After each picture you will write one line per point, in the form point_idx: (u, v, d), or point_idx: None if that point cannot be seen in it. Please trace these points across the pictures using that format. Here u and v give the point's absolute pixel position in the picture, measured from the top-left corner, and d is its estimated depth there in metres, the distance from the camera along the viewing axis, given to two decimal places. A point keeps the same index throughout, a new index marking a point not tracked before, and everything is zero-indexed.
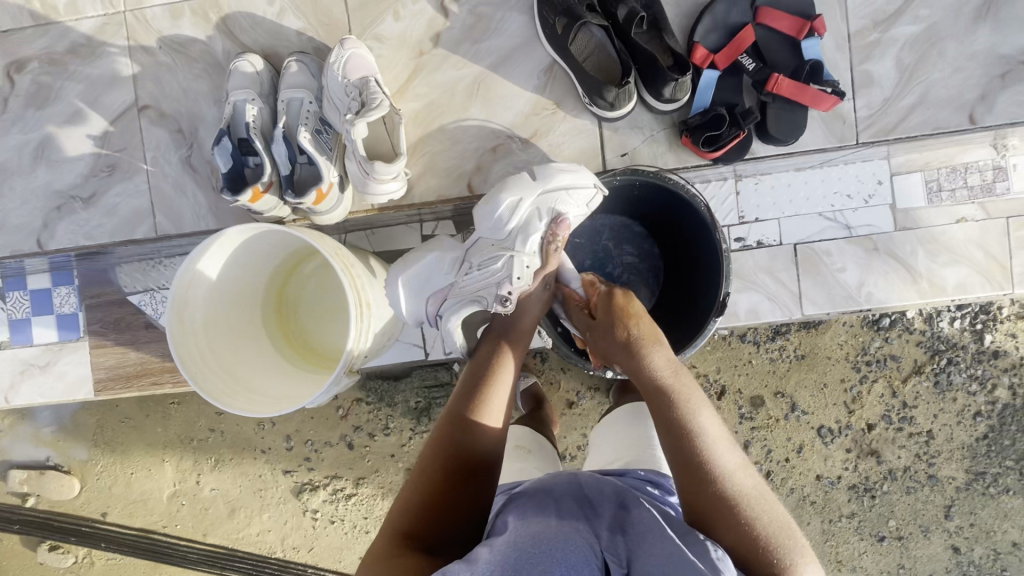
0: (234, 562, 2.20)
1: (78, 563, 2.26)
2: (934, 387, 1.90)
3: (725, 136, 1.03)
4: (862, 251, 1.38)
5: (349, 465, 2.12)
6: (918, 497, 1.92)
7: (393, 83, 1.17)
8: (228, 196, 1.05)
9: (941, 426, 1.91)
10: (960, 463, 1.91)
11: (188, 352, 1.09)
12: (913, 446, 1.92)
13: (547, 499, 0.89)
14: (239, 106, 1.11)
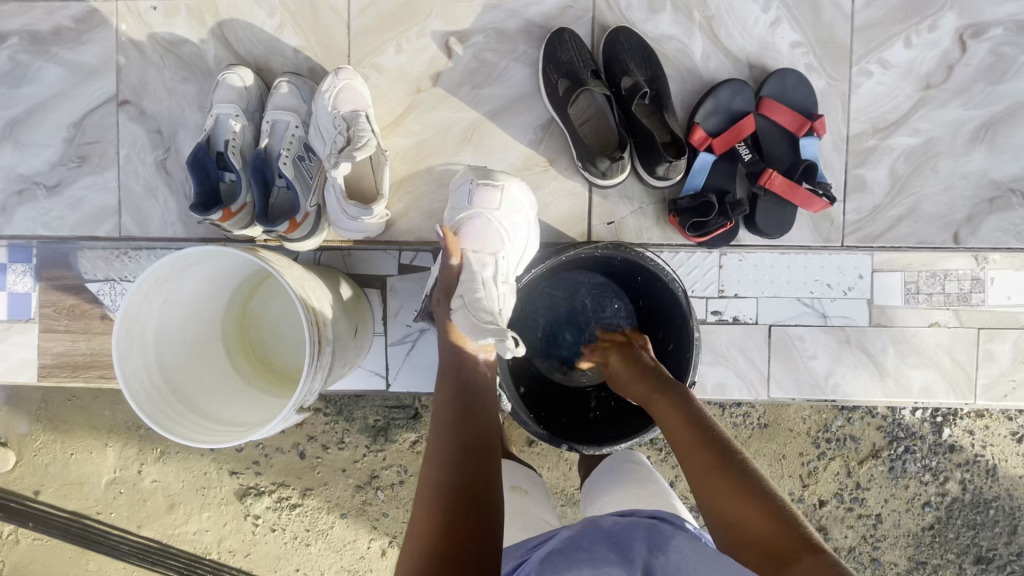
0: (165, 559, 2.13)
1: (3, 539, 2.18)
2: (888, 472, 1.92)
3: (713, 223, 1.02)
4: (834, 341, 1.38)
5: (298, 475, 2.07)
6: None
7: (387, 117, 1.13)
8: (197, 214, 1.00)
9: (890, 511, 1.93)
10: (903, 549, 1.93)
11: (135, 368, 1.04)
12: (861, 527, 1.94)
13: (582, 550, 0.84)
14: (220, 119, 1.06)
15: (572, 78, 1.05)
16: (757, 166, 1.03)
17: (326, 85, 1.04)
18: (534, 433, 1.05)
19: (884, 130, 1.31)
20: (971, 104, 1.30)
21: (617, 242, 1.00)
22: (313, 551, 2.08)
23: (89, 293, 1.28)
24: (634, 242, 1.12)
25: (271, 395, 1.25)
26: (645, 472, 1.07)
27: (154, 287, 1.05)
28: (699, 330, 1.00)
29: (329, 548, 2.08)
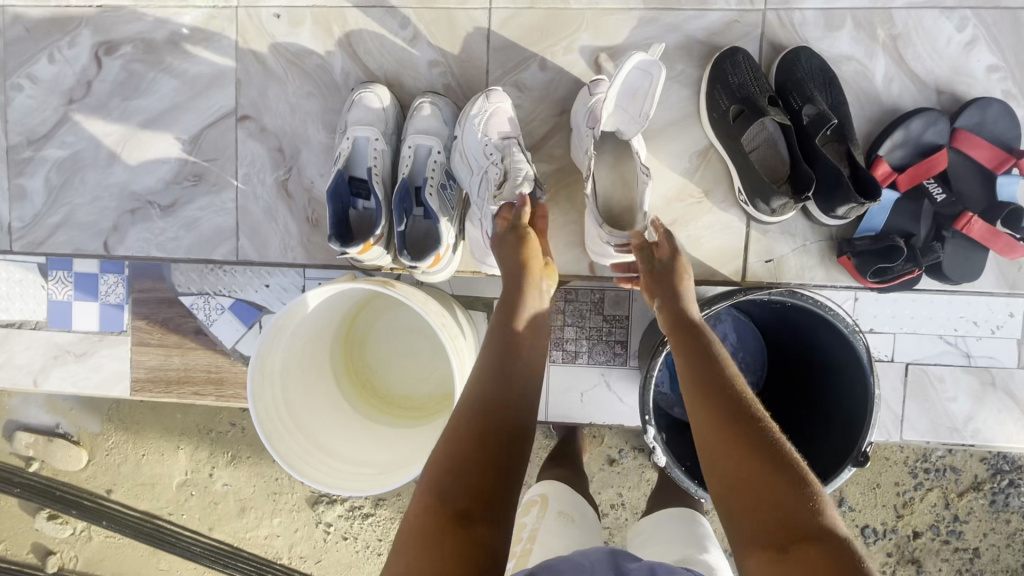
0: (236, 562, 2.12)
1: (76, 537, 2.19)
2: (989, 506, 1.83)
3: (899, 269, 0.94)
4: (977, 383, 1.29)
5: None
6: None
7: (527, 140, 1.05)
8: (336, 246, 0.93)
9: (989, 545, 1.85)
10: None
11: (266, 407, 0.98)
12: (956, 560, 1.86)
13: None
14: (358, 142, 0.99)
15: (744, 104, 0.96)
16: (954, 209, 0.99)
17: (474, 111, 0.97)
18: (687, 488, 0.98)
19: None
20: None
21: (795, 288, 0.91)
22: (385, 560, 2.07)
23: (185, 308, 1.22)
24: (792, 282, 1.04)
25: (381, 424, 1.19)
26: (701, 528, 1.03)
27: (286, 322, 0.99)
28: (879, 386, 0.92)
29: None
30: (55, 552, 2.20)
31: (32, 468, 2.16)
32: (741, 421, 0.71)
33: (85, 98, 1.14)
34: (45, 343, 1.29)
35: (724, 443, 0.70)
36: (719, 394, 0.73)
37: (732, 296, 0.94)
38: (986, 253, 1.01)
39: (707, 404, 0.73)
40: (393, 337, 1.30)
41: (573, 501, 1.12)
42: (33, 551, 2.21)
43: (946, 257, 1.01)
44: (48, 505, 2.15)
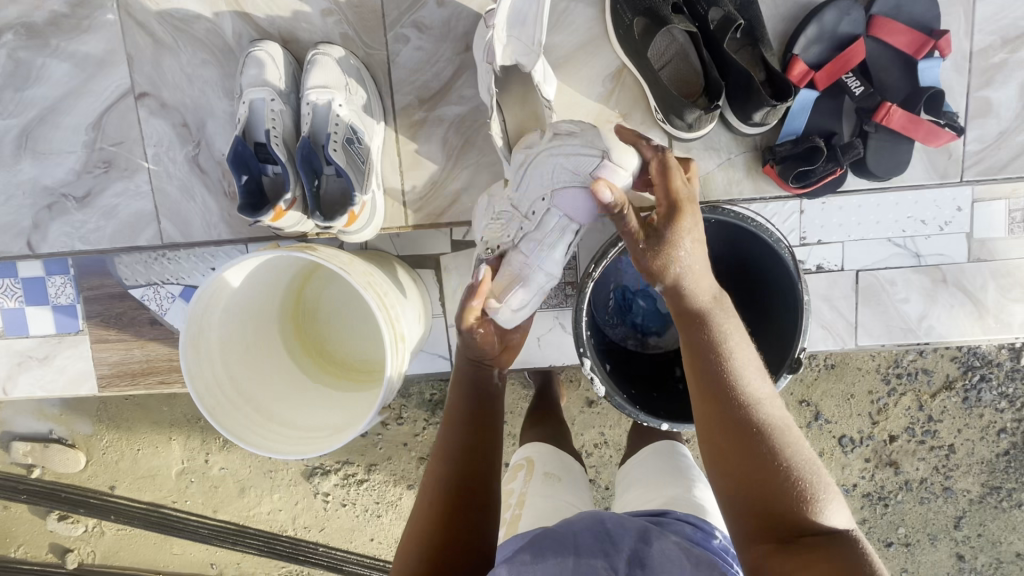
0: (245, 539, 2.20)
1: (89, 534, 2.27)
2: (962, 402, 1.86)
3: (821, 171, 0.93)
4: (928, 281, 1.28)
5: (360, 452, 2.09)
6: (930, 507, 1.93)
7: (434, 84, 1.01)
8: (247, 216, 0.92)
9: (963, 440, 1.89)
10: (977, 477, 1.91)
11: (207, 385, 0.99)
12: (933, 458, 1.91)
13: (565, 538, 0.81)
14: (256, 104, 0.95)
15: (649, 16, 0.93)
16: (873, 100, 1.02)
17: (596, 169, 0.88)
18: (629, 413, 1.00)
19: (1016, 41, 1.17)
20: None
21: (715, 204, 0.90)
22: (385, 521, 2.14)
23: (136, 300, 1.21)
24: (721, 199, 1.03)
25: (339, 389, 1.21)
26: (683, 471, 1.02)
27: (212, 298, 0.99)
28: (808, 292, 0.91)
29: (400, 516, 2.13)
30: (73, 550, 2.28)
31: (35, 474, 2.22)
32: (746, 429, 0.72)
33: None
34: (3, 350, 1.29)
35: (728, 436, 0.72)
36: (728, 396, 0.74)
37: None
38: (912, 143, 1.03)
39: (721, 409, 0.73)
40: (342, 304, 1.30)
41: (557, 461, 1.09)
42: (52, 551, 2.29)
43: (871, 152, 1.04)
44: (57, 507, 2.23)
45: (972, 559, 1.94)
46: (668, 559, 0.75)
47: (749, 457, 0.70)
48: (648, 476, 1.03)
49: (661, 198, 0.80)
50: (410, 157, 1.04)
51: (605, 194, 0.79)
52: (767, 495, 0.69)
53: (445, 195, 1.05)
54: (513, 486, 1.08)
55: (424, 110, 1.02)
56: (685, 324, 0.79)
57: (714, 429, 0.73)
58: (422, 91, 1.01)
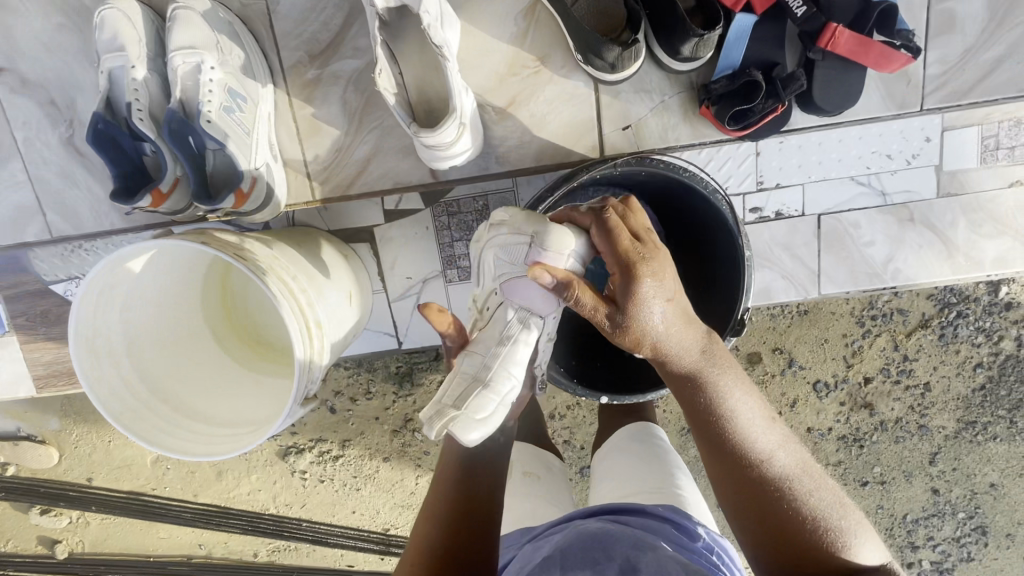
0: (229, 518, 2.13)
1: (74, 525, 2.19)
2: (938, 340, 1.80)
3: (761, 108, 0.91)
4: (895, 221, 1.19)
5: (332, 429, 1.98)
6: (906, 446, 1.91)
7: (325, 34, 1.01)
8: (122, 204, 0.83)
9: (940, 378, 1.84)
10: (953, 413, 1.87)
11: (112, 390, 0.93)
12: (908, 398, 1.87)
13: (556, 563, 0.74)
14: (116, 73, 0.83)
15: None
16: (818, 25, 0.94)
17: (531, 258, 0.77)
18: (567, 389, 0.93)
19: None
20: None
21: (640, 154, 0.81)
22: (365, 494, 2.06)
23: (60, 296, 1.19)
24: (658, 146, 1.02)
25: (273, 376, 1.13)
26: (654, 456, 0.97)
27: (103, 297, 0.91)
28: (750, 248, 0.83)
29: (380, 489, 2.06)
30: (62, 540, 2.20)
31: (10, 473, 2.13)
32: (763, 486, 0.72)
33: None
34: None
35: (747, 493, 0.72)
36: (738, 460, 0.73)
37: (572, 179, 0.84)
38: (863, 70, 0.97)
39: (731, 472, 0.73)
40: None
41: (536, 457, 1.08)
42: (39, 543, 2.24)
43: (817, 85, 0.98)
44: (38, 501, 2.14)
45: (947, 492, 1.93)
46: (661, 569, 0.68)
47: (767, 516, 0.71)
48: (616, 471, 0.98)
49: (612, 259, 0.72)
50: (308, 122, 1.06)
51: (549, 280, 0.71)
52: (793, 549, 0.69)
53: (353, 161, 1.08)
54: None
55: (316, 67, 1.03)
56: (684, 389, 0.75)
57: (730, 489, 0.73)
58: (312, 46, 1.02)
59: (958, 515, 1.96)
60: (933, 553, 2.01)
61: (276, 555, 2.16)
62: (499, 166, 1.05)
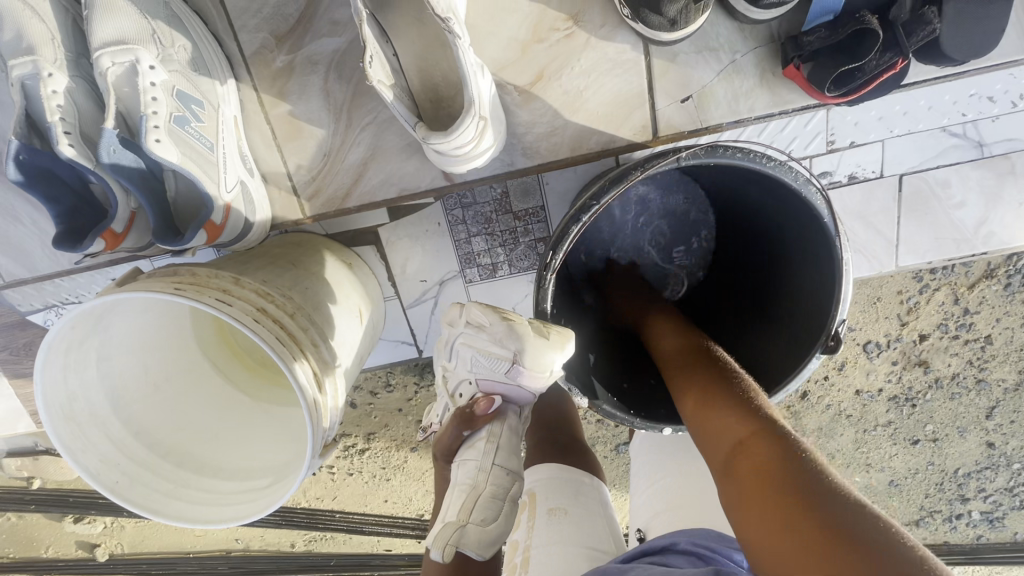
0: (257, 522, 1.74)
1: (110, 527, 1.76)
2: (1004, 290, 1.48)
3: (871, 68, 0.75)
4: (992, 176, 1.01)
5: (356, 421, 1.59)
6: (961, 402, 1.61)
7: (296, 7, 0.82)
8: (69, 250, 0.69)
9: (1003, 330, 1.52)
10: (1015, 364, 1.56)
11: (103, 457, 0.81)
12: (967, 353, 1.55)
13: None
14: (31, 83, 0.67)
15: None
16: None
17: (507, 372, 0.71)
18: (624, 421, 0.79)
19: None
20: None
21: (713, 143, 0.63)
22: (397, 484, 1.67)
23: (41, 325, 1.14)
24: (720, 116, 0.86)
25: (284, 404, 0.99)
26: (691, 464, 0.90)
27: (71, 356, 0.76)
28: (844, 246, 0.68)
29: (414, 480, 1.67)
30: (100, 545, 1.77)
31: (34, 486, 1.70)
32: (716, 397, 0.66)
33: None
34: None
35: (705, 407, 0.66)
36: (720, 390, 0.67)
37: (624, 180, 0.66)
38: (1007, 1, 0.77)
39: (709, 399, 0.66)
40: None
41: (567, 488, 0.86)
42: (74, 553, 1.78)
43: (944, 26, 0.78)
44: (67, 512, 1.71)
45: (1004, 446, 1.66)
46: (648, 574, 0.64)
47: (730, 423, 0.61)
48: (663, 469, 0.91)
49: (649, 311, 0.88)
50: (285, 122, 0.87)
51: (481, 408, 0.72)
52: (752, 453, 0.56)
53: (346, 168, 0.90)
54: (515, 538, 0.84)
55: (285, 53, 0.84)
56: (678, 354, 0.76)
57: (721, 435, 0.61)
58: (276, 25, 0.82)
59: (1013, 466, 1.68)
60: (984, 504, 1.73)
61: (313, 547, 1.76)
62: (525, 160, 0.89)
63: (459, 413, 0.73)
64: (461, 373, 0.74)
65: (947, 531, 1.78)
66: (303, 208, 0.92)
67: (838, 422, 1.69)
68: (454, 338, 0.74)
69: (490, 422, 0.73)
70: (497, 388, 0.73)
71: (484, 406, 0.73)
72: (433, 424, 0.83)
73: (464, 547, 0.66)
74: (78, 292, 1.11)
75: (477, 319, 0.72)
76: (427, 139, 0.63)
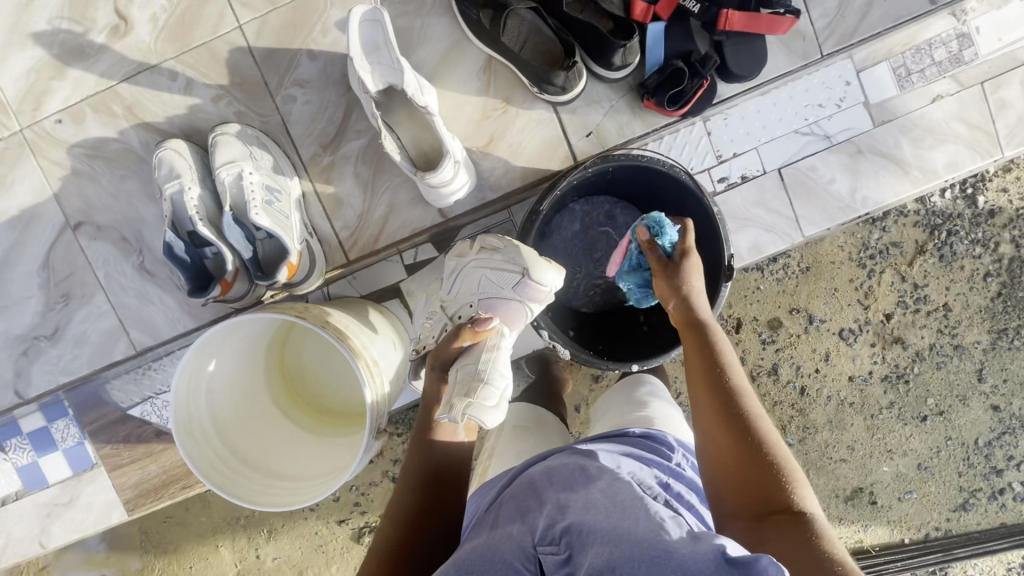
0: None
1: None
2: (940, 262, 1.62)
3: (690, 88, 1.17)
4: (847, 157, 1.34)
5: None
6: (949, 369, 1.66)
7: (331, 127, 1.22)
8: (198, 298, 1.02)
9: (956, 296, 1.64)
10: (982, 326, 1.65)
11: (212, 463, 1.06)
12: (934, 322, 1.65)
13: (498, 522, 0.77)
14: (177, 198, 1.06)
15: (494, 8, 1.14)
16: (713, 14, 1.17)
17: (518, 287, 0.98)
18: (601, 366, 1.06)
19: None
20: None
21: (603, 153, 1.02)
22: None
23: (138, 418, 1.39)
24: (619, 141, 1.25)
25: (338, 434, 1.23)
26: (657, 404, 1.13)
27: (192, 383, 1.04)
28: (715, 203, 1.01)
29: None
30: None
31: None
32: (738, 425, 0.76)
33: None
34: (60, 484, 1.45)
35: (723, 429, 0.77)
36: (738, 419, 0.77)
37: (555, 186, 1.03)
38: (761, 37, 1.19)
39: (729, 433, 0.76)
40: (321, 360, 1.31)
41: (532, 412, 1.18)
42: None
43: (730, 57, 1.20)
44: None
45: (1009, 407, 1.68)
46: (588, 503, 0.70)
47: (749, 460, 0.73)
48: (612, 406, 1.05)
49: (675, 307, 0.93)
50: (331, 198, 1.24)
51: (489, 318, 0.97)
52: (773, 501, 0.69)
53: (374, 221, 1.25)
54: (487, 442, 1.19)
55: (329, 154, 1.23)
56: (708, 381, 0.82)
57: (739, 465, 0.73)
58: (322, 138, 1.22)
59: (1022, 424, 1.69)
60: (1019, 473, 1.70)
61: None
62: (494, 192, 1.24)
63: (462, 326, 0.94)
64: (474, 297, 1.01)
65: (996, 510, 1.71)
66: (350, 259, 1.26)
67: (845, 412, 1.69)
68: (475, 267, 1.02)
69: (485, 337, 0.93)
70: (499, 307, 0.99)
71: (483, 322, 0.95)
72: (427, 349, 1.01)
73: (475, 411, 0.84)
74: (167, 382, 1.36)
75: (490, 256, 1.01)
76: (421, 180, 1.00)
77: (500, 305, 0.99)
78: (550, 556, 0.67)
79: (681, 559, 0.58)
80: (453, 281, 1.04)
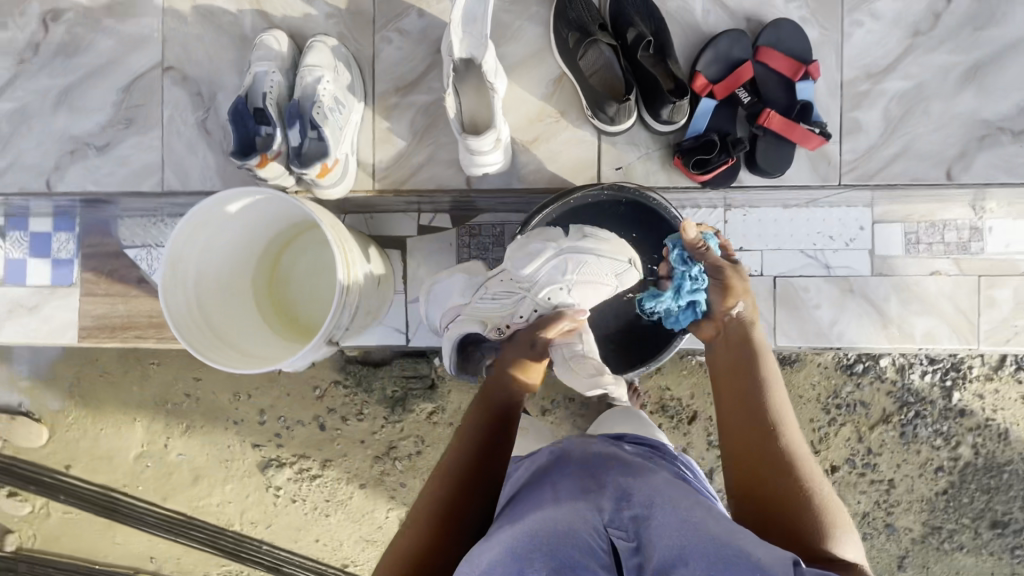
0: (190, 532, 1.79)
1: (35, 513, 1.81)
2: (900, 438, 1.64)
3: (716, 160, 1.27)
4: (838, 291, 1.43)
5: (317, 446, 1.72)
6: (872, 543, 1.67)
7: (410, 75, 1.37)
8: (237, 160, 1.14)
9: (902, 476, 1.65)
10: (918, 515, 1.66)
11: (179, 305, 1.12)
12: (874, 493, 1.66)
13: (555, 496, 0.81)
14: (259, 77, 1.21)
15: (581, 32, 1.30)
16: (757, 108, 1.32)
17: (627, 277, 1.12)
18: None
19: (876, 75, 1.33)
20: (914, 46, 1.31)
21: (618, 182, 1.18)
22: (334, 523, 1.74)
23: (130, 259, 1.51)
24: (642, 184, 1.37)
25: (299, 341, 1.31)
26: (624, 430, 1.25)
27: (196, 230, 1.12)
28: None
29: (349, 519, 1.74)
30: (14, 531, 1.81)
31: None
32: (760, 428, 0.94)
33: (70, 71, 1.42)
34: (33, 288, 1.53)
35: (744, 429, 0.95)
36: (758, 422, 0.95)
37: (569, 193, 1.17)
38: (791, 145, 1.31)
39: (751, 432, 0.94)
40: (309, 273, 1.40)
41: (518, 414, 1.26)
42: None
43: (760, 151, 1.32)
44: (8, 482, 1.79)
45: None
46: (651, 498, 0.77)
47: (761, 455, 0.91)
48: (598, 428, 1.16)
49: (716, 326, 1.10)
50: (383, 132, 1.37)
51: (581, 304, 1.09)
52: (775, 486, 0.87)
53: (409, 165, 1.37)
54: None
55: (397, 96, 1.37)
56: (735, 389, 1.00)
57: (754, 460, 0.91)
58: (398, 82, 1.37)
59: None
60: None
61: None
62: (519, 183, 1.36)
63: (564, 313, 1.08)
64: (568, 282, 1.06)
65: None
66: (376, 187, 1.37)
67: None
68: (579, 259, 1.06)
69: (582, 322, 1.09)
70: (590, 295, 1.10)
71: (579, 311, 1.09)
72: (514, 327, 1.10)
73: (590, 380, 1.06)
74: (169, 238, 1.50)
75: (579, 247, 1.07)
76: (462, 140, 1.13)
77: (591, 293, 1.09)
78: (623, 539, 0.72)
79: (760, 558, 0.64)
80: (544, 266, 1.07)
